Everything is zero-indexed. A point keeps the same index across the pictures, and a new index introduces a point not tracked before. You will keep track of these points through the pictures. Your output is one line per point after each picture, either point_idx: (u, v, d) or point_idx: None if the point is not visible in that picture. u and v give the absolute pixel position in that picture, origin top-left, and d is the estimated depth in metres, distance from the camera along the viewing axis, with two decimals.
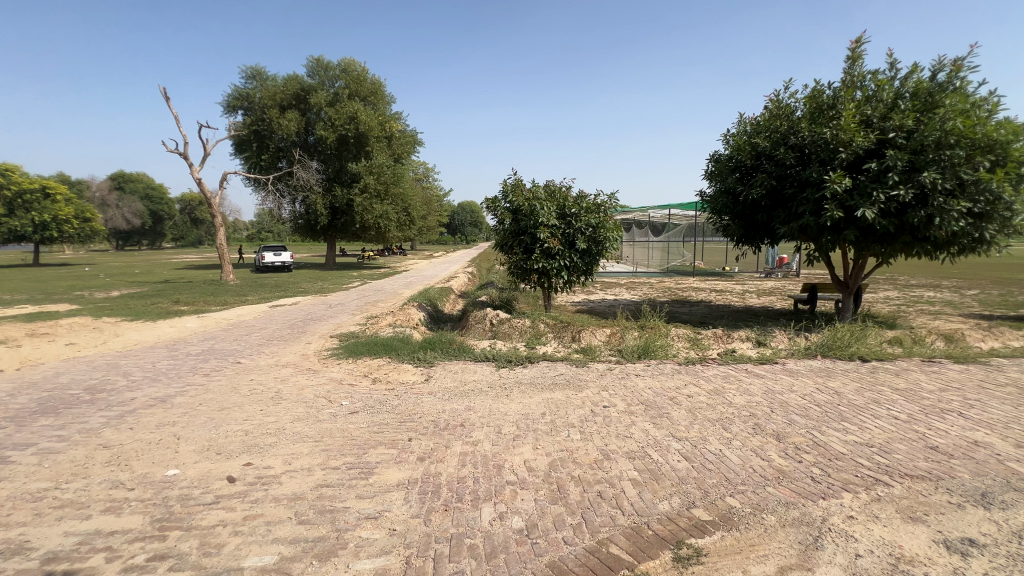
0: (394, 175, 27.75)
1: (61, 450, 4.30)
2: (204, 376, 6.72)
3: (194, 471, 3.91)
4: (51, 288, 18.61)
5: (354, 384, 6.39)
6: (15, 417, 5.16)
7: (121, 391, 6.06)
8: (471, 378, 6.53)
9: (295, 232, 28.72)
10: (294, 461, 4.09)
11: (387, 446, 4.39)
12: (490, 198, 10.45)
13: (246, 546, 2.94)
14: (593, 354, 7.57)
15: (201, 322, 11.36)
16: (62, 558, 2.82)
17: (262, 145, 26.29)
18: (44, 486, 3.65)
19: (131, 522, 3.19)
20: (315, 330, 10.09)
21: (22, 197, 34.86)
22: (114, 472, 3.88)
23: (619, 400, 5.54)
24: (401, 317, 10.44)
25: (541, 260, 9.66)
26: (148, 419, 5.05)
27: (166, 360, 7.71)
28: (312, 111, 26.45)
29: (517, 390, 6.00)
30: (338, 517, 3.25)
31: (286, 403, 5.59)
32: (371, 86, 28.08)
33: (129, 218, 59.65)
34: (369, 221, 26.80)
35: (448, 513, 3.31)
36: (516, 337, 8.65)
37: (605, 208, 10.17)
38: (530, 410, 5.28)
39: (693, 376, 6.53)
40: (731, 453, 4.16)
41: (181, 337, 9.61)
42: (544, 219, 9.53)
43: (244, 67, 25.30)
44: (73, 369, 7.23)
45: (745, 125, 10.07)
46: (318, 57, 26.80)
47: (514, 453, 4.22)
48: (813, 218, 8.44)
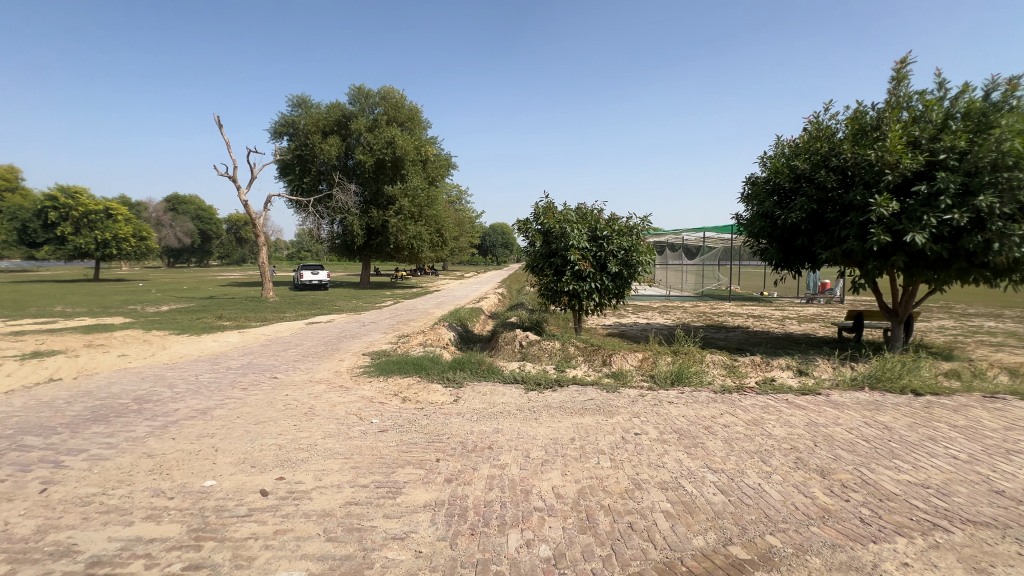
0: (428, 198, 28.50)
1: (109, 457, 4.51)
2: (243, 391, 6.94)
3: (231, 482, 4.02)
4: (108, 301, 19.92)
5: (384, 402, 6.46)
6: (70, 424, 5.46)
7: (166, 402, 6.33)
8: (500, 400, 6.48)
9: (331, 252, 29.61)
10: (324, 477, 4.15)
11: (416, 465, 4.40)
12: (521, 220, 10.54)
13: (276, 560, 2.98)
14: (624, 379, 7.41)
15: (241, 337, 11.83)
16: (104, 562, 2.92)
17: (304, 169, 27.48)
18: (93, 491, 3.83)
19: (169, 530, 3.29)
20: (349, 347, 10.31)
21: (87, 218, 37.63)
22: (156, 481, 4.03)
23: (651, 428, 5.39)
24: (432, 336, 10.54)
25: (572, 282, 9.62)
26: (190, 430, 5.25)
27: (207, 373, 8.02)
28: (352, 136, 27.62)
29: (546, 413, 5.92)
30: (365, 536, 3.26)
31: (319, 419, 5.70)
32: (409, 112, 29.18)
33: (181, 236, 63.53)
34: (402, 242, 27.43)
35: (475, 538, 3.26)
36: (546, 359, 8.58)
37: (638, 231, 10.12)
38: (558, 435, 5.19)
39: (730, 405, 6.28)
40: (771, 488, 3.95)
41: (222, 351, 10.02)
42: (575, 241, 9.52)
43: (291, 96, 26.90)
44: (123, 380, 7.62)
45: (783, 147, 9.90)
46: (359, 85, 28.13)
47: (542, 479, 4.15)
48: (857, 243, 8.09)
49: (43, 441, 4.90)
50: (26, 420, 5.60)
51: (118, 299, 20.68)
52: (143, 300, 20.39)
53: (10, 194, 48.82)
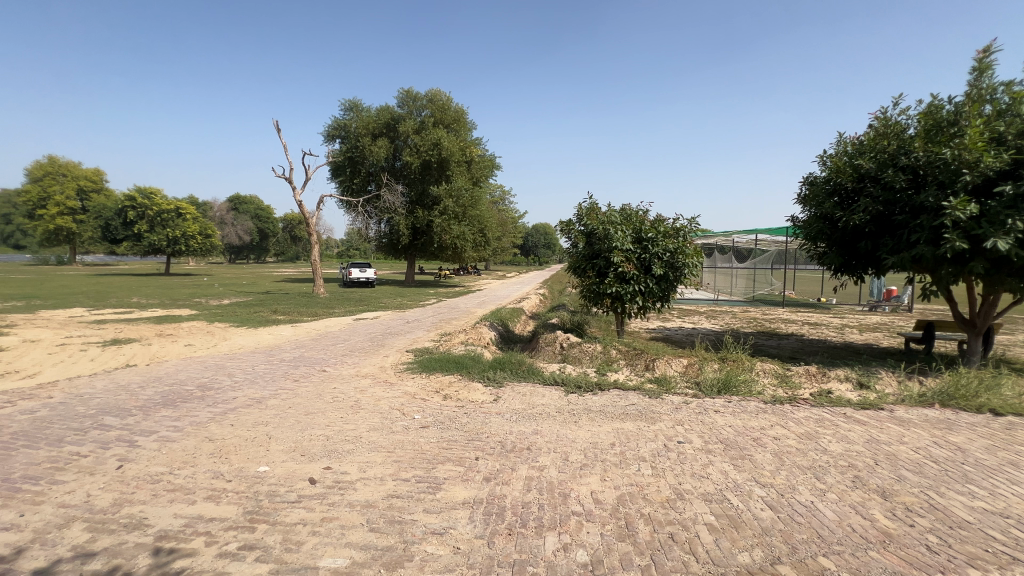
0: (472, 198, 28.93)
1: (176, 439, 4.87)
2: (294, 382, 7.31)
3: (282, 469, 4.24)
4: (177, 294, 21.36)
5: (426, 399, 6.58)
6: (143, 406, 5.95)
7: (226, 390, 6.77)
8: (539, 401, 6.47)
9: (378, 251, 30.50)
10: (368, 469, 4.29)
11: (455, 463, 4.47)
12: (564, 221, 10.48)
13: (322, 546, 3.12)
14: (667, 385, 7.21)
15: (294, 331, 12.45)
16: (170, 537, 3.15)
17: (355, 170, 28.50)
18: (161, 470, 4.14)
19: (227, 511, 3.50)
20: (393, 344, 10.62)
21: (160, 215, 40.56)
22: (216, 464, 4.31)
23: (695, 437, 5.21)
24: (474, 335, 10.70)
25: (615, 284, 9.47)
26: (246, 418, 5.59)
27: (262, 365, 8.48)
28: (400, 138, 28.45)
29: (586, 417, 5.85)
30: (406, 529, 3.34)
31: (364, 413, 5.91)
32: (455, 113, 29.79)
33: (242, 234, 67.65)
34: (446, 241, 27.96)
35: (512, 538, 3.28)
36: (587, 362, 8.50)
37: (685, 233, 9.84)
38: (598, 439, 5.12)
39: (781, 416, 5.97)
40: (825, 507, 3.72)
41: (277, 344, 10.59)
42: (618, 243, 9.36)
43: (344, 100, 28.11)
44: (188, 367, 8.20)
45: (846, 145, 9.33)
46: (408, 89, 28.95)
47: (581, 483, 4.11)
48: (929, 248, 7.47)
49: (120, 421, 5.37)
50: (106, 401, 6.14)
51: (186, 293, 22.21)
52: (207, 295, 21.81)
53: (96, 194, 53.25)
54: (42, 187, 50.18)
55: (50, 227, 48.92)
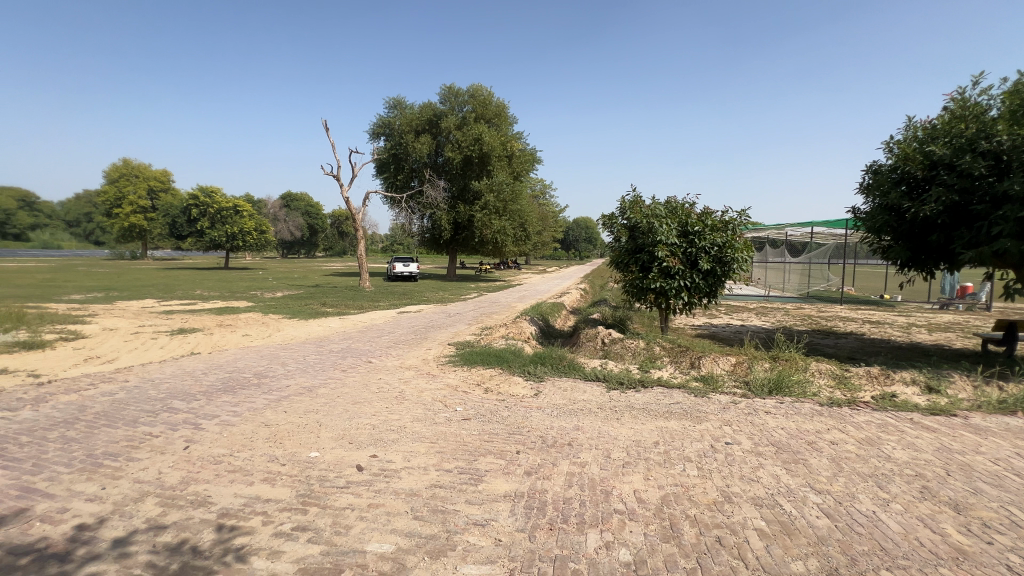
0: (513, 192, 28.96)
1: (235, 423, 5.18)
2: (342, 372, 7.61)
3: (332, 456, 4.42)
4: (235, 287, 22.66)
5: (467, 392, 6.68)
6: (207, 391, 6.37)
7: (280, 379, 7.13)
8: (581, 397, 6.42)
9: (421, 246, 31.06)
10: (412, 458, 4.41)
11: (497, 456, 4.51)
12: (606, 215, 10.30)
13: (369, 531, 3.23)
14: (714, 384, 6.97)
15: (342, 323, 12.94)
16: (231, 515, 3.36)
17: (399, 167, 29.15)
18: (223, 452, 4.42)
19: (282, 493, 3.70)
20: (435, 337, 10.84)
21: (220, 213, 43.13)
22: (271, 448, 4.55)
23: (744, 439, 5.01)
24: (514, 329, 10.73)
25: (659, 279, 9.23)
26: (299, 405, 5.87)
27: (313, 355, 8.87)
28: (443, 135, 28.87)
29: (628, 414, 5.75)
30: (448, 519, 3.40)
31: (408, 403, 6.06)
32: (496, 108, 29.88)
33: (294, 230, 70.93)
34: (487, 236, 28.16)
35: (553, 533, 3.28)
36: (629, 358, 8.34)
37: (734, 226, 9.45)
38: (641, 437, 5.03)
39: (838, 420, 5.64)
40: (888, 518, 3.49)
41: (326, 335, 11.05)
42: (663, 236, 9.10)
43: (388, 98, 28.78)
44: (246, 356, 8.70)
45: (916, 130, 8.65)
46: (450, 85, 29.27)
47: (623, 481, 4.04)
48: (1014, 242, 6.82)
49: (187, 405, 5.77)
50: (174, 386, 6.62)
51: (243, 286, 23.56)
52: (261, 287, 22.99)
53: (164, 194, 57.26)
54: (118, 187, 54.55)
55: (125, 225, 53.10)
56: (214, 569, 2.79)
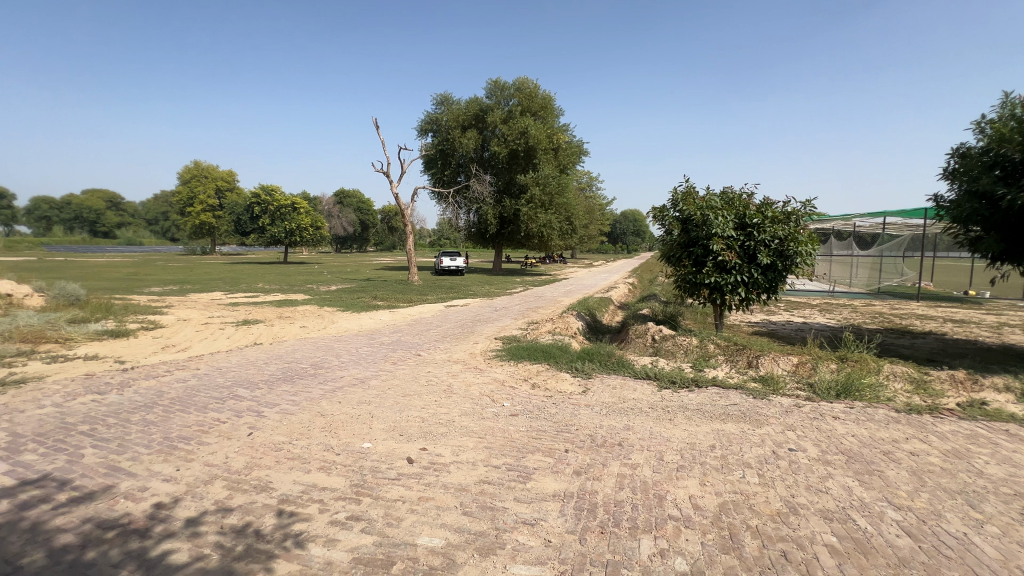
0: (559, 185, 28.63)
1: (294, 412, 5.42)
2: (393, 364, 7.80)
3: (383, 447, 4.52)
4: (293, 281, 23.76)
5: (515, 387, 6.67)
6: (269, 380, 6.72)
7: (334, 370, 7.41)
8: (630, 396, 6.23)
9: (467, 240, 31.40)
10: (461, 453, 4.43)
11: (545, 453, 4.45)
12: (657, 207, 9.93)
13: (420, 524, 3.27)
14: (775, 386, 6.57)
15: (392, 316, 13.30)
16: (291, 501, 3.50)
17: (446, 163, 29.55)
18: (283, 439, 4.63)
19: (337, 482, 3.81)
20: (482, 331, 10.90)
21: (280, 210, 45.48)
22: (327, 437, 4.72)
23: (809, 445, 4.68)
24: (561, 324, 10.61)
25: (714, 274, 8.81)
26: (352, 396, 6.07)
27: (365, 347, 9.17)
28: (488, 129, 28.98)
29: (681, 415, 5.52)
30: (498, 516, 3.39)
31: (456, 397, 6.12)
32: (542, 101, 29.61)
33: (347, 226, 73.79)
34: (532, 230, 28.03)
35: (605, 537, 3.18)
36: (681, 356, 8.03)
37: (797, 218, 8.85)
38: (696, 440, 4.81)
39: (919, 429, 5.15)
40: (982, 542, 3.13)
41: (377, 328, 11.39)
42: (718, 229, 8.65)
43: (436, 95, 29.18)
44: (303, 347, 9.11)
45: (1013, 108, 7.73)
46: (496, 79, 29.28)
47: (678, 486, 3.87)
48: None
49: (250, 393, 6.11)
50: (239, 374, 7.03)
51: (301, 279, 24.72)
52: (317, 281, 24.03)
53: (230, 193, 61.05)
54: (190, 188, 58.78)
55: (196, 222, 57.19)
56: (275, 553, 2.90)
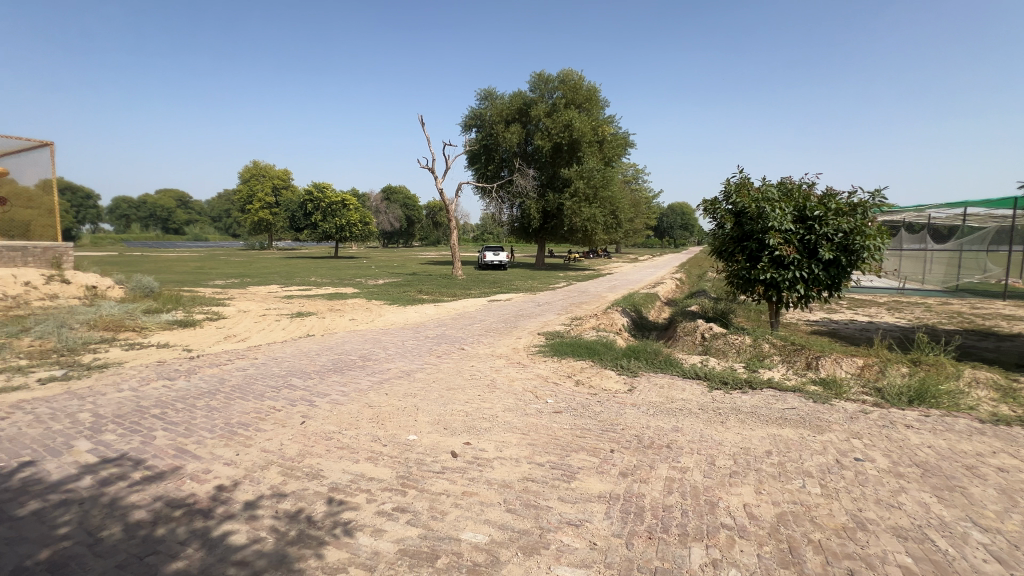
0: (604, 178, 28.08)
1: (343, 402, 5.60)
2: (437, 358, 7.91)
3: (428, 440, 4.58)
4: (342, 275, 24.58)
5: (558, 383, 6.59)
6: (320, 371, 7.00)
7: (382, 362, 7.61)
8: (679, 396, 6.01)
9: (510, 235, 31.45)
10: (504, 449, 4.42)
11: (590, 453, 4.36)
12: (708, 200, 9.51)
13: (464, 519, 3.27)
14: (838, 390, 6.14)
15: (436, 310, 13.52)
16: (340, 490, 3.60)
17: (489, 158, 29.67)
18: (333, 429, 4.79)
19: (384, 473, 3.89)
20: (525, 326, 10.87)
21: (330, 206, 47.27)
22: (375, 428, 4.84)
23: (879, 455, 4.33)
24: (605, 321, 10.40)
25: (770, 270, 8.34)
26: (398, 388, 6.20)
27: (411, 340, 9.36)
28: (532, 123, 28.81)
29: (734, 418, 5.26)
30: (541, 515, 3.34)
31: (499, 392, 6.12)
32: (587, 92, 29.08)
33: (393, 221, 75.78)
34: (576, 224, 27.67)
35: (653, 542, 3.07)
36: (733, 355, 7.67)
37: (865, 210, 8.20)
38: (750, 445, 4.56)
39: (1007, 442, 4.65)
40: None
41: (422, 322, 11.61)
42: (776, 223, 8.16)
43: (480, 90, 29.31)
44: (353, 339, 9.42)
45: None
46: (540, 72, 29.04)
47: (731, 493, 3.68)
48: None
49: (304, 383, 6.37)
50: (294, 364, 7.36)
51: (349, 273, 25.53)
52: (366, 275, 24.81)
53: (285, 191, 64.08)
54: (250, 186, 62.20)
55: (255, 219, 60.50)
56: (325, 540, 2.99)
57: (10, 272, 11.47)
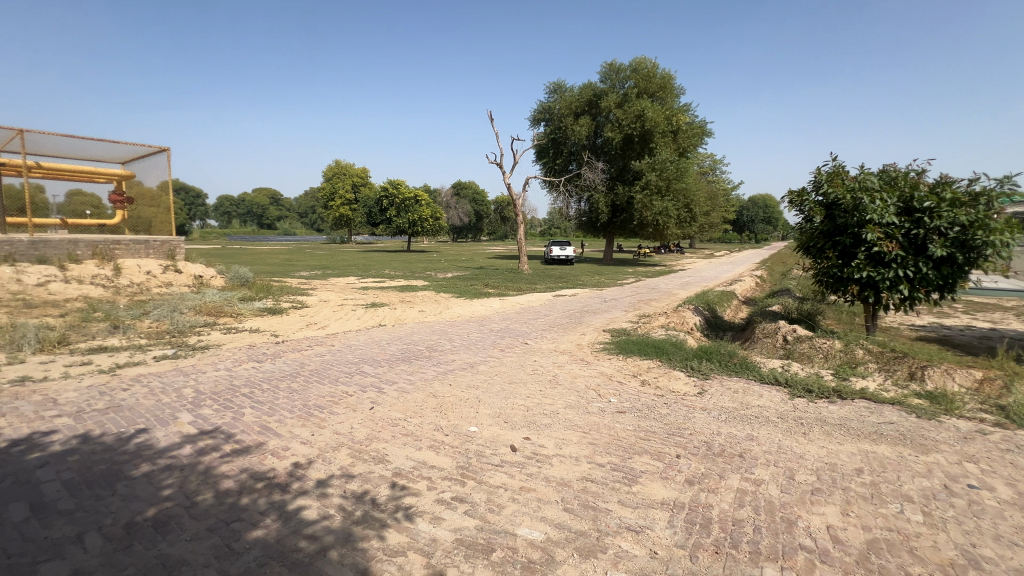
0: (678, 170, 26.81)
1: (409, 390, 5.82)
2: (501, 351, 7.99)
3: (489, 433, 4.62)
4: (414, 268, 25.59)
5: (623, 382, 6.39)
6: (390, 359, 7.32)
7: (447, 353, 7.82)
8: (754, 402, 5.59)
9: (578, 229, 31.05)
10: (564, 446, 4.35)
11: (654, 457, 4.18)
12: (794, 191, 8.75)
13: (520, 514, 3.26)
14: (948, 405, 5.39)
15: (501, 304, 13.68)
16: (403, 475, 3.74)
17: (558, 151, 29.44)
18: (399, 416, 4.98)
19: (445, 462, 3.98)
20: (590, 322, 10.68)
21: (404, 202, 49.38)
22: (438, 418, 4.97)
23: (1000, 484, 3.73)
24: (675, 319, 9.94)
25: (866, 267, 7.50)
26: (462, 380, 6.33)
27: (476, 333, 9.53)
28: (602, 115, 28.14)
29: (819, 429, 4.79)
30: (600, 517, 3.25)
31: (561, 389, 6.05)
32: (661, 80, 27.85)
33: (463, 216, 77.71)
34: (647, 218, 26.70)
35: (719, 558, 2.87)
36: (819, 361, 7.00)
37: (990, 200, 7.10)
38: (837, 460, 4.13)
39: None
40: None
41: (487, 315, 11.78)
42: (875, 215, 7.31)
43: (549, 83, 29.07)
44: (421, 330, 9.77)
45: None
46: (611, 61, 28.24)
47: (812, 512, 3.35)
48: None
49: (374, 370, 6.70)
50: (366, 352, 7.77)
51: (421, 267, 26.52)
52: (435, 268, 25.67)
53: (363, 188, 67.86)
54: (332, 184, 66.65)
55: (337, 215, 64.74)
56: (387, 523, 3.11)
57: (136, 262, 13.19)
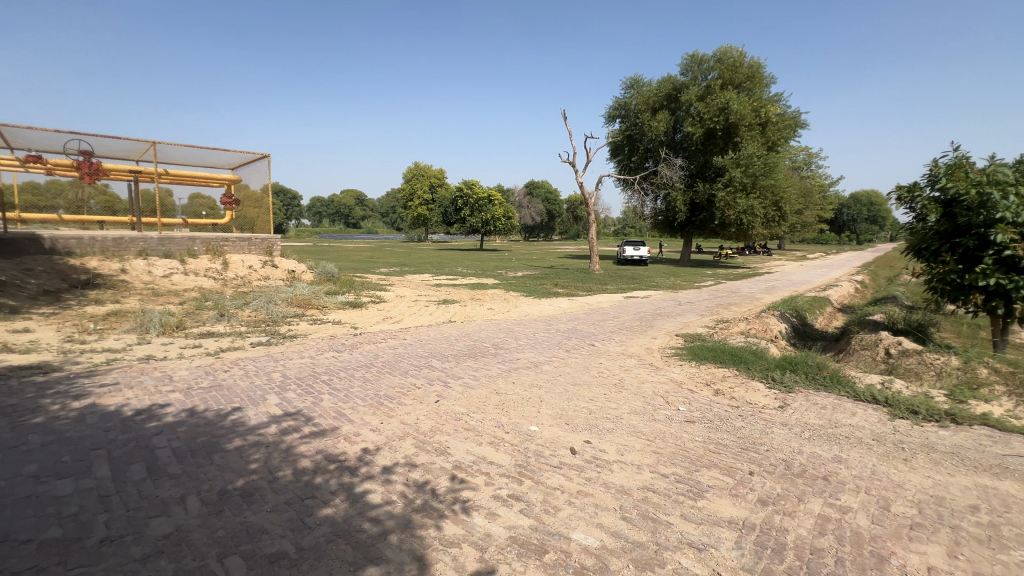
0: (766, 165, 24.90)
1: (474, 386, 5.94)
2: (566, 352, 7.91)
3: (549, 433, 4.59)
4: (486, 266, 26.10)
5: (694, 390, 6.06)
6: (457, 355, 7.53)
7: (512, 351, 7.89)
8: (845, 421, 5.05)
9: (653, 229, 29.94)
10: (626, 453, 4.21)
11: (723, 472, 3.91)
12: (904, 186, 7.78)
13: (575, 518, 3.21)
14: None
15: (570, 304, 13.54)
16: (462, 469, 3.82)
17: (633, 148, 28.58)
18: (463, 411, 5.10)
19: (503, 460, 4.02)
20: (661, 325, 10.25)
21: (478, 202, 50.58)
22: (499, 415, 5.03)
23: None
24: (757, 325, 9.25)
25: (995, 273, 6.47)
26: (525, 379, 6.35)
27: (542, 332, 9.53)
28: (682, 109, 26.89)
29: (924, 457, 4.21)
30: (659, 530, 3.11)
31: (627, 393, 5.87)
32: (749, 70, 26.04)
33: (535, 216, 78.00)
34: (729, 217, 25.09)
35: None
36: (929, 378, 6.17)
37: None
38: (946, 494, 3.61)
39: None
40: None
41: (555, 315, 11.72)
42: (1008, 213, 6.28)
43: (626, 79, 28.31)
44: (488, 328, 9.95)
45: None
46: (693, 53, 26.91)
47: (909, 549, 2.96)
48: None
49: (442, 365, 6.93)
50: (436, 347, 8.06)
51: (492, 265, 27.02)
52: (506, 267, 25.99)
53: (440, 189, 70.44)
54: (412, 185, 69.94)
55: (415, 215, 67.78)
56: (444, 514, 3.21)
57: (241, 257, 14.74)
